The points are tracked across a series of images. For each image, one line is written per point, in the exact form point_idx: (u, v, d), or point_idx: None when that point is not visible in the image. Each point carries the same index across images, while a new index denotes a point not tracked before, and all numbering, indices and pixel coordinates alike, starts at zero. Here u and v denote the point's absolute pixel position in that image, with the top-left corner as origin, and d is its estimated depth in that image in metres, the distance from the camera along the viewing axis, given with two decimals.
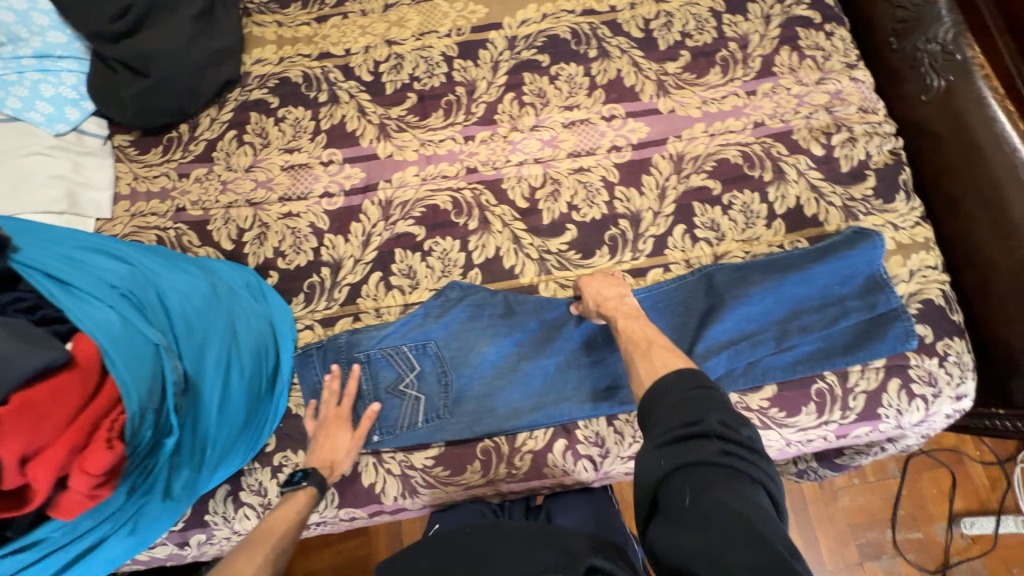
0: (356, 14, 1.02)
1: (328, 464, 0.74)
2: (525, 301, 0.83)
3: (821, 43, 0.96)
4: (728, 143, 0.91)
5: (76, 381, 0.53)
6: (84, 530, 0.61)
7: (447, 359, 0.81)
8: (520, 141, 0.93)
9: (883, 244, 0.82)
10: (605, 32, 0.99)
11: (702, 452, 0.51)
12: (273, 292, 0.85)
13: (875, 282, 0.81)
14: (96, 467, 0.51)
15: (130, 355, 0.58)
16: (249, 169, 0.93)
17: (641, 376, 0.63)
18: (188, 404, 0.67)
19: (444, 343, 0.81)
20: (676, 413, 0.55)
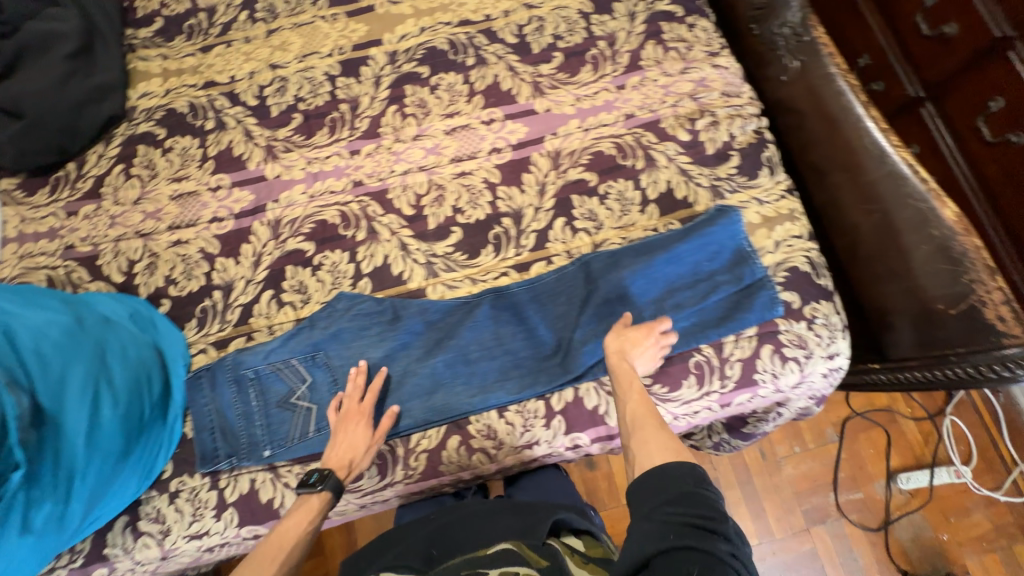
0: (240, 42, 1.05)
1: (345, 465, 0.74)
2: (415, 305, 0.86)
3: (683, 36, 1.01)
4: (601, 136, 0.95)
5: None
6: None
7: (337, 370, 0.82)
8: (404, 151, 0.96)
9: (743, 219, 0.88)
10: (481, 40, 1.03)
11: (689, 536, 0.51)
12: (164, 319, 0.86)
13: (742, 256, 0.86)
14: None
15: None
16: (138, 201, 0.94)
17: (647, 449, 0.63)
18: (41, 441, 0.67)
19: (332, 355, 0.83)
20: (673, 501, 0.55)
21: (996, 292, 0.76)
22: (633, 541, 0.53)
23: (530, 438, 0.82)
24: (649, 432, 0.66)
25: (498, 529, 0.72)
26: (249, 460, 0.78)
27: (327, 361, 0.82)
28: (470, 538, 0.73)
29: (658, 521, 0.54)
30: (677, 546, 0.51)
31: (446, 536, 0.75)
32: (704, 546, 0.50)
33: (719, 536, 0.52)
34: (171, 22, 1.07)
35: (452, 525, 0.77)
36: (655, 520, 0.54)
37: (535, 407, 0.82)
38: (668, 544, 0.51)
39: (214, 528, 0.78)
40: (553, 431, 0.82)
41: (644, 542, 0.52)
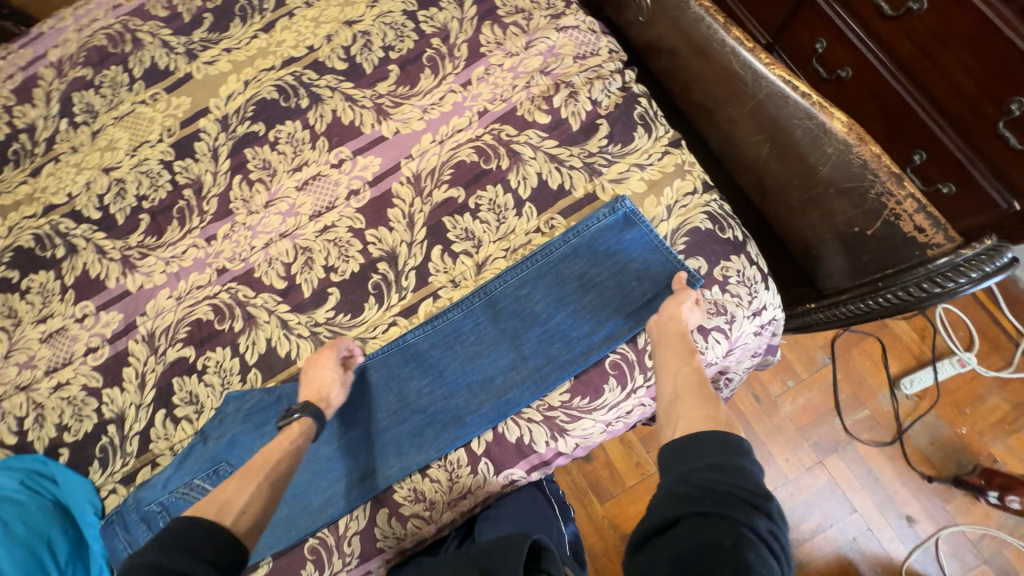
0: (67, 153, 0.98)
1: (322, 398, 0.74)
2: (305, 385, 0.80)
3: (520, 6, 0.91)
4: (459, 144, 0.87)
5: None
6: None
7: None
8: (260, 221, 0.89)
9: (622, 197, 0.79)
10: (310, 76, 0.94)
11: (727, 504, 0.48)
12: (62, 470, 0.81)
13: (654, 258, 0.78)
14: None
15: None
16: (9, 354, 0.89)
17: (681, 415, 0.60)
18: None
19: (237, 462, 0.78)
20: (710, 468, 0.52)
21: (909, 202, 0.67)
22: (664, 502, 0.51)
23: (462, 488, 0.77)
24: (690, 400, 0.62)
25: None
26: None
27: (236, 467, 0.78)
28: None
29: (693, 483, 0.51)
30: (711, 511, 0.48)
31: None
32: (742, 518, 0.47)
33: (759, 513, 0.48)
34: None
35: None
36: (687, 480, 0.52)
37: (456, 456, 0.77)
38: (699, 509, 0.48)
39: None
40: (483, 475, 0.77)
41: (675, 503, 0.50)
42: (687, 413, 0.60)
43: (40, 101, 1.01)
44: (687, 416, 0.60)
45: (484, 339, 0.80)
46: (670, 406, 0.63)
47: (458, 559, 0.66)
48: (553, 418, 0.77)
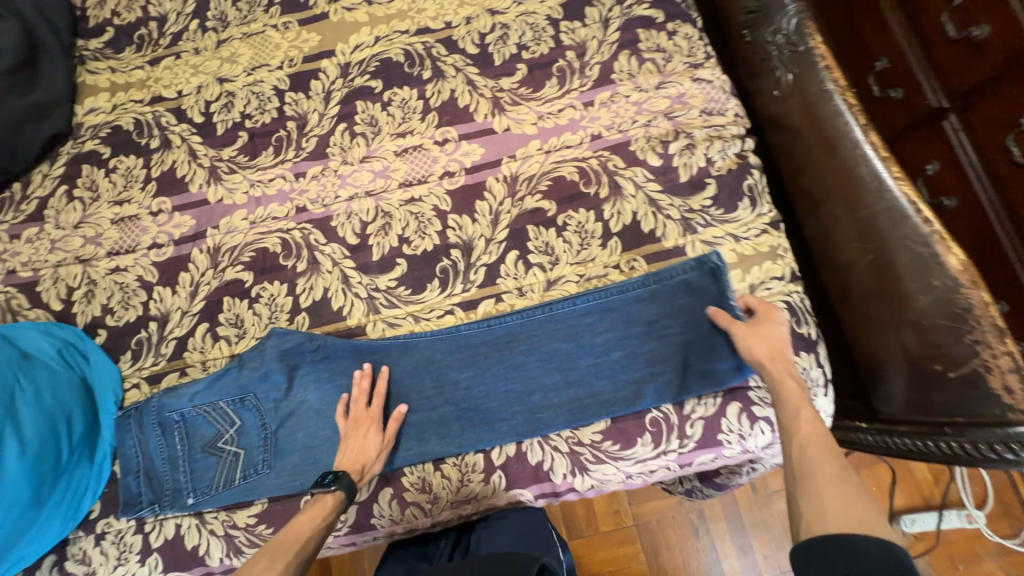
0: (189, 53, 0.99)
1: (359, 468, 0.72)
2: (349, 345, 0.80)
3: (662, 45, 0.90)
4: (564, 159, 0.86)
5: None
6: None
7: (268, 412, 0.78)
8: (351, 174, 0.90)
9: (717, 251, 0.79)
10: (440, 51, 0.94)
11: None
12: (97, 353, 0.83)
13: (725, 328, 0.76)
14: None
15: None
16: (78, 225, 0.91)
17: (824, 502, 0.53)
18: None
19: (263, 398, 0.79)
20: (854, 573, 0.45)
21: (1004, 358, 0.64)
22: None
23: (468, 493, 0.76)
24: (821, 479, 0.55)
25: None
26: (172, 507, 0.75)
27: (264, 402, 0.78)
28: None
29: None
30: None
31: None
32: None
33: None
34: (122, 32, 1.02)
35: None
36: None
37: (473, 460, 0.77)
38: None
39: (140, 572, 0.76)
40: (493, 486, 0.76)
41: None
42: (830, 489, 0.54)
43: None
44: (829, 503, 0.53)
45: (533, 353, 0.79)
46: (799, 480, 0.57)
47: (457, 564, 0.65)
48: (578, 453, 0.76)
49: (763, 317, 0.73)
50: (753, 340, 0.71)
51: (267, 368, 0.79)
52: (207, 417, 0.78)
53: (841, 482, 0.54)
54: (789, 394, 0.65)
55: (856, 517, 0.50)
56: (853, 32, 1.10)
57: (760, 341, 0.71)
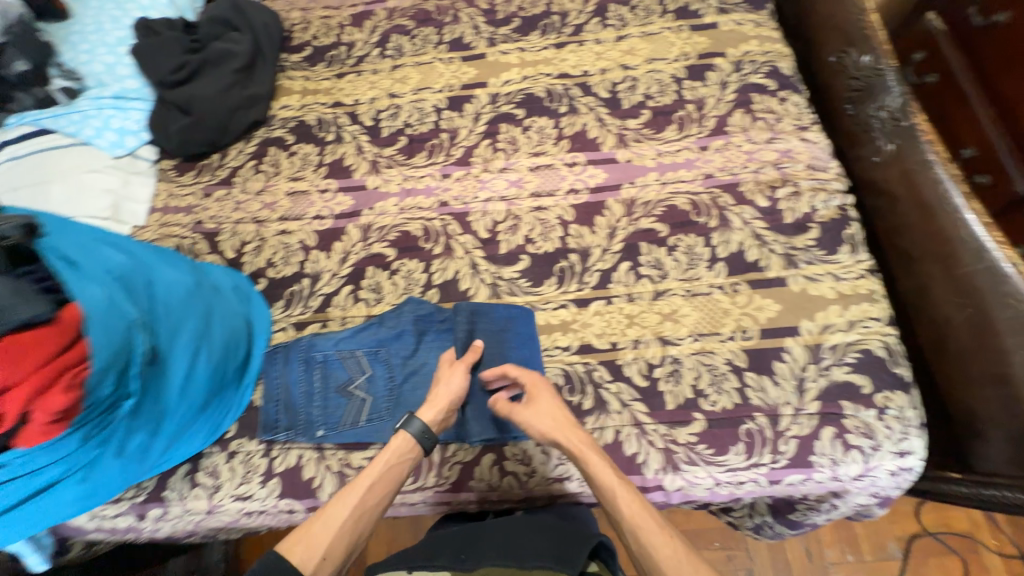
0: (368, 72, 1.22)
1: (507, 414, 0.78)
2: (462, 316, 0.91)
3: (773, 108, 1.04)
4: (678, 191, 0.98)
5: (54, 338, 0.56)
6: (43, 464, 0.66)
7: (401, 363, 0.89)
8: (490, 180, 1.05)
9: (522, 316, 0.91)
10: (576, 92, 1.12)
11: None
12: (258, 297, 0.97)
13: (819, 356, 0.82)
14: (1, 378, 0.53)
15: (110, 325, 0.61)
16: (260, 192, 1.10)
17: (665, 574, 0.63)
18: (153, 378, 0.71)
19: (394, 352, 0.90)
20: None
21: None
22: None
23: (564, 471, 0.82)
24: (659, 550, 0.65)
25: (534, 547, 0.68)
26: (304, 436, 0.85)
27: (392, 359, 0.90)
28: (497, 550, 0.69)
29: None
30: None
31: (469, 543, 0.72)
32: None
33: None
34: (318, 51, 1.27)
35: (471, 538, 0.75)
36: None
37: None
38: None
39: (258, 494, 0.84)
40: None
41: None
42: (669, 565, 0.64)
43: (366, 29, 1.28)
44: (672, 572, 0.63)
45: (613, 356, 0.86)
46: (642, 553, 0.66)
47: (519, 524, 0.76)
48: (672, 451, 0.80)
49: (533, 398, 0.79)
50: (537, 422, 0.77)
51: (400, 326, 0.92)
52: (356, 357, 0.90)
53: (671, 544, 0.65)
54: (591, 461, 0.73)
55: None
56: (944, 122, 1.19)
57: (544, 422, 0.76)
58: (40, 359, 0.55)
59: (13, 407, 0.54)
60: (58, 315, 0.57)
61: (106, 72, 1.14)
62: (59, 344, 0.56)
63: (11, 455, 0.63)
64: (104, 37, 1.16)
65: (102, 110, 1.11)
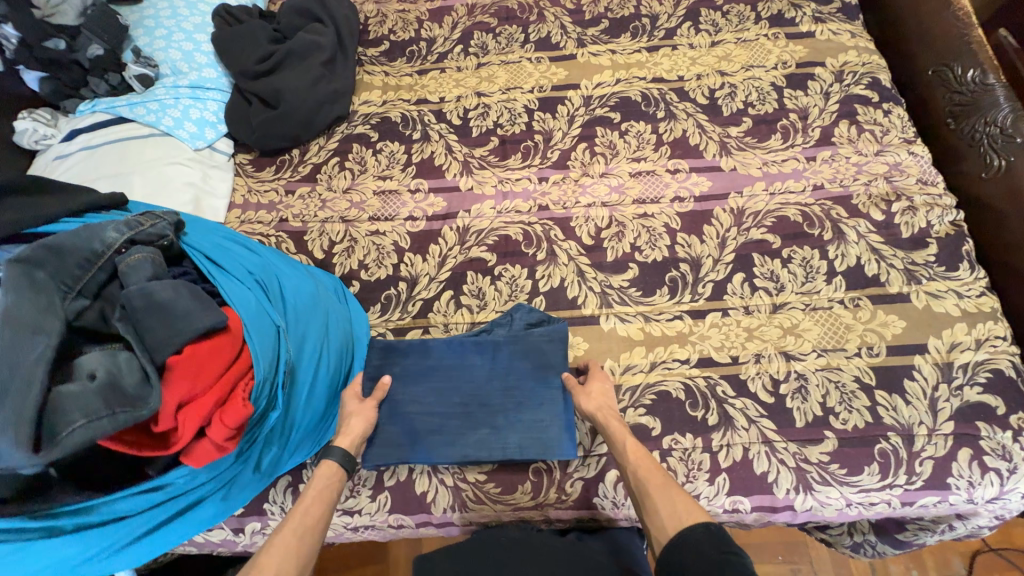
0: (452, 69, 1.18)
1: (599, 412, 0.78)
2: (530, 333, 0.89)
3: (878, 120, 1.02)
4: (787, 202, 0.96)
5: (226, 344, 0.56)
6: (200, 482, 0.63)
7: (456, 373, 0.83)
8: (591, 185, 1.02)
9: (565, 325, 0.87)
10: (673, 97, 1.09)
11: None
12: (353, 297, 0.93)
13: (947, 374, 0.81)
14: (182, 392, 0.51)
15: (262, 331, 0.60)
16: (346, 191, 1.05)
17: (659, 513, 0.63)
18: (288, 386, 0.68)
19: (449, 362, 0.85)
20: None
21: None
22: None
23: (691, 490, 0.79)
24: (657, 491, 0.66)
25: None
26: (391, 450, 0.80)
27: (495, 367, 0.85)
28: None
29: None
30: None
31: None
32: None
33: None
34: (396, 46, 1.23)
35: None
36: None
37: (700, 458, 0.79)
38: None
39: (367, 508, 0.80)
40: (717, 488, 0.78)
41: None
42: (659, 494, 0.65)
43: (446, 25, 1.24)
44: (664, 510, 0.63)
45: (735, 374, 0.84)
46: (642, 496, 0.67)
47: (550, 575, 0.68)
48: (805, 471, 0.78)
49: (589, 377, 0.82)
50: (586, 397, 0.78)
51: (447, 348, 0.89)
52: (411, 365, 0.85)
53: (667, 484, 0.66)
54: (610, 424, 0.75)
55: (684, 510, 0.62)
56: None
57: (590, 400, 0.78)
58: (214, 370, 0.54)
59: (187, 428, 0.50)
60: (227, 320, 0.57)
61: (182, 58, 1.08)
62: (229, 352, 0.56)
63: (176, 476, 0.60)
64: (180, 21, 1.10)
65: (180, 100, 1.05)
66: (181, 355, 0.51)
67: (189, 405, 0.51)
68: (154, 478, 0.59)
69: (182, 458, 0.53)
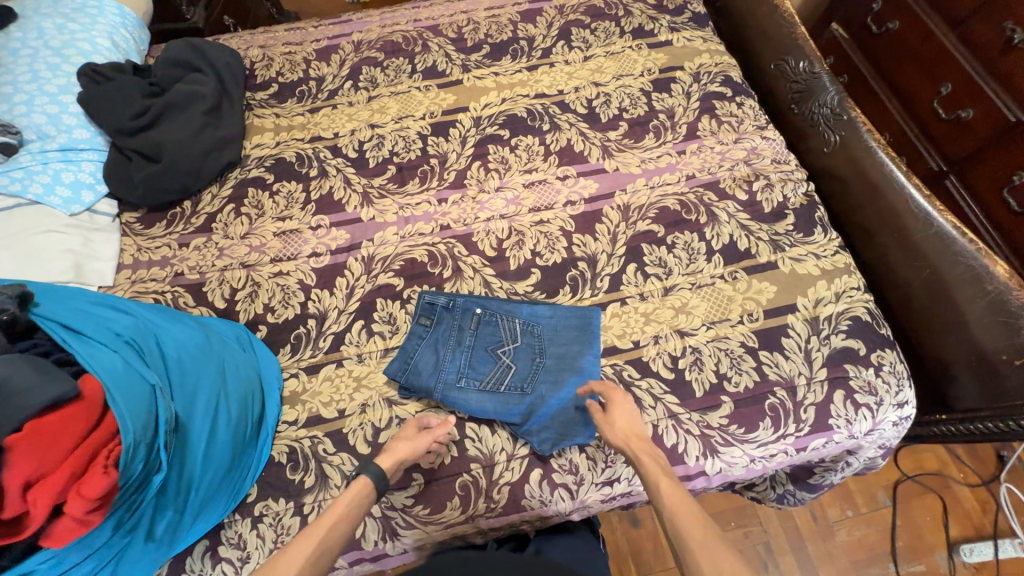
0: (344, 105, 1.20)
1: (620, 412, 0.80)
2: (540, 324, 0.92)
3: (734, 112, 1.15)
4: (666, 193, 1.05)
5: (80, 414, 0.55)
6: (72, 564, 0.61)
7: (489, 397, 0.85)
8: (488, 200, 1.06)
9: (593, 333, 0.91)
10: (555, 110, 1.17)
11: None
12: (261, 343, 0.91)
13: (814, 326, 0.91)
14: (26, 471, 0.49)
15: (131, 393, 0.58)
16: (245, 236, 1.04)
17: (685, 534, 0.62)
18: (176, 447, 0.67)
19: (477, 369, 0.88)
20: None
21: None
22: None
23: (611, 474, 0.83)
24: (685, 515, 0.64)
25: None
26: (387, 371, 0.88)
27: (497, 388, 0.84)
28: None
29: None
30: None
31: None
32: None
33: None
34: (285, 88, 1.24)
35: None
36: None
37: None
38: None
39: None
40: (633, 468, 0.83)
41: None
42: (702, 550, 0.59)
43: (334, 63, 1.27)
44: (697, 541, 0.60)
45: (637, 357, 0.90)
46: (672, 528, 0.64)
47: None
48: (709, 436, 0.84)
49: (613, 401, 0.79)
50: (612, 428, 0.77)
51: (434, 303, 0.93)
52: (413, 359, 0.89)
53: (692, 506, 0.65)
54: (643, 456, 0.73)
55: (706, 529, 0.61)
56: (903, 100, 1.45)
57: (617, 431, 0.77)
58: (64, 444, 0.52)
59: (39, 508, 0.49)
60: (79, 388, 0.56)
61: (47, 121, 1.03)
62: (86, 422, 0.55)
63: (36, 563, 0.57)
64: (41, 84, 1.05)
65: (50, 165, 1.00)
66: (21, 433, 0.50)
67: (39, 484, 0.50)
68: (12, 568, 0.55)
69: (46, 542, 0.53)
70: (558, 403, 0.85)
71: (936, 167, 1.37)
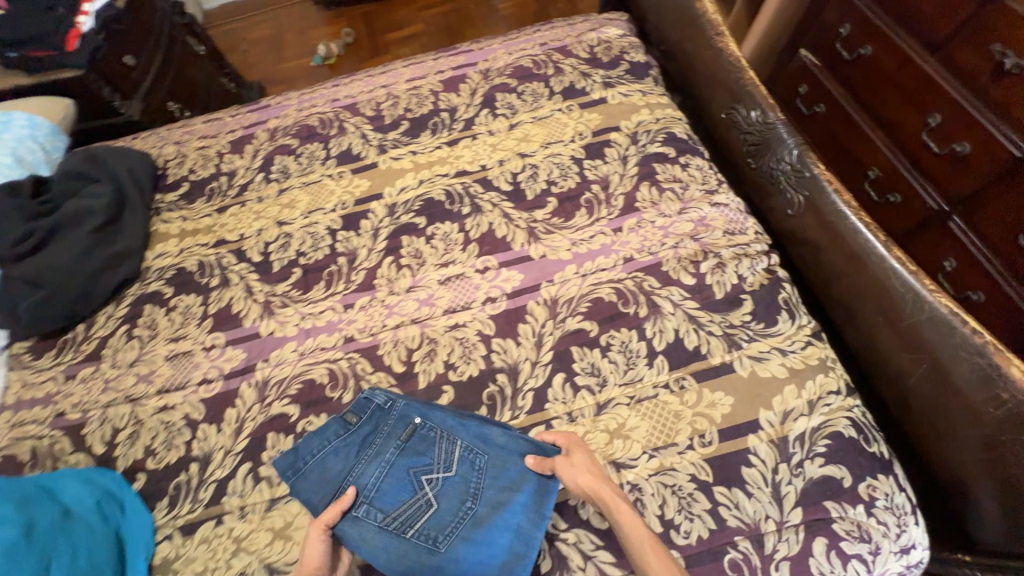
0: (253, 201, 1.12)
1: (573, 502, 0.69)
2: (484, 452, 0.75)
3: (678, 175, 1.01)
4: (600, 282, 0.91)
5: None
6: None
7: (391, 541, 0.68)
8: (398, 303, 0.94)
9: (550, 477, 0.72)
10: (477, 190, 1.05)
11: None
12: (135, 499, 0.80)
13: (781, 450, 0.73)
14: None
15: None
16: (133, 364, 0.94)
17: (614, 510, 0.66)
18: None
19: (392, 497, 0.71)
20: None
21: None
22: None
23: None
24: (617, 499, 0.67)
25: None
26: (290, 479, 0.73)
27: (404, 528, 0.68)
28: None
29: None
30: None
31: None
32: None
33: None
34: (196, 186, 1.17)
35: None
36: None
37: None
38: None
39: None
40: None
41: None
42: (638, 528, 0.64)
43: (247, 155, 1.19)
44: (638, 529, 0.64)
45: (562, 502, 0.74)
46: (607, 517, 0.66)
47: None
48: None
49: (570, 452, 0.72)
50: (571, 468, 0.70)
51: (371, 401, 0.78)
52: (325, 474, 0.73)
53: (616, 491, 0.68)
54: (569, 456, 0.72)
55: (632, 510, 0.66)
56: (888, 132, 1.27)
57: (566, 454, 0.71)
58: None
59: None
60: None
61: None
62: None
63: None
64: None
65: None
66: None
67: None
68: None
69: None
70: (474, 573, 0.66)
71: (936, 206, 1.18)
